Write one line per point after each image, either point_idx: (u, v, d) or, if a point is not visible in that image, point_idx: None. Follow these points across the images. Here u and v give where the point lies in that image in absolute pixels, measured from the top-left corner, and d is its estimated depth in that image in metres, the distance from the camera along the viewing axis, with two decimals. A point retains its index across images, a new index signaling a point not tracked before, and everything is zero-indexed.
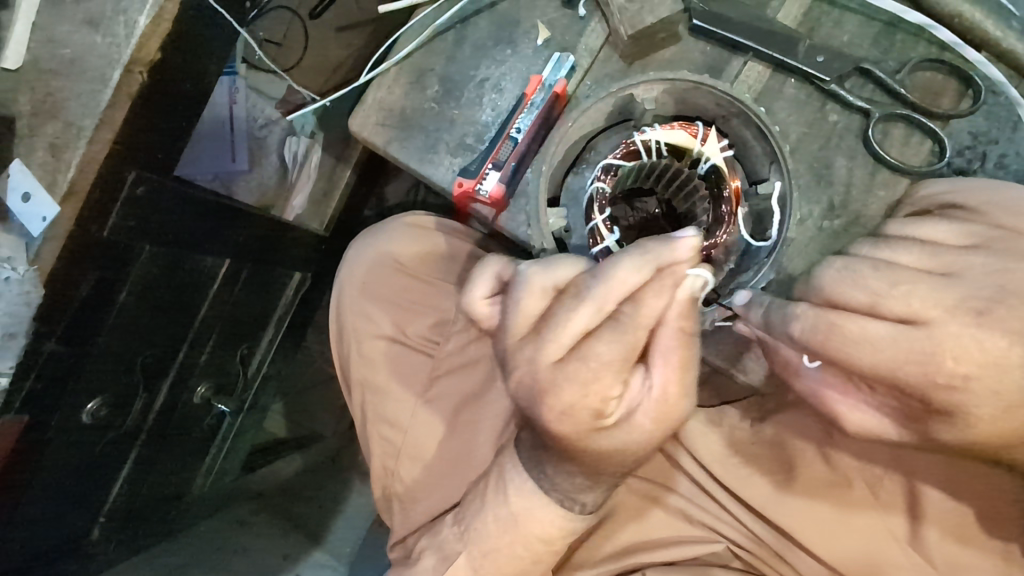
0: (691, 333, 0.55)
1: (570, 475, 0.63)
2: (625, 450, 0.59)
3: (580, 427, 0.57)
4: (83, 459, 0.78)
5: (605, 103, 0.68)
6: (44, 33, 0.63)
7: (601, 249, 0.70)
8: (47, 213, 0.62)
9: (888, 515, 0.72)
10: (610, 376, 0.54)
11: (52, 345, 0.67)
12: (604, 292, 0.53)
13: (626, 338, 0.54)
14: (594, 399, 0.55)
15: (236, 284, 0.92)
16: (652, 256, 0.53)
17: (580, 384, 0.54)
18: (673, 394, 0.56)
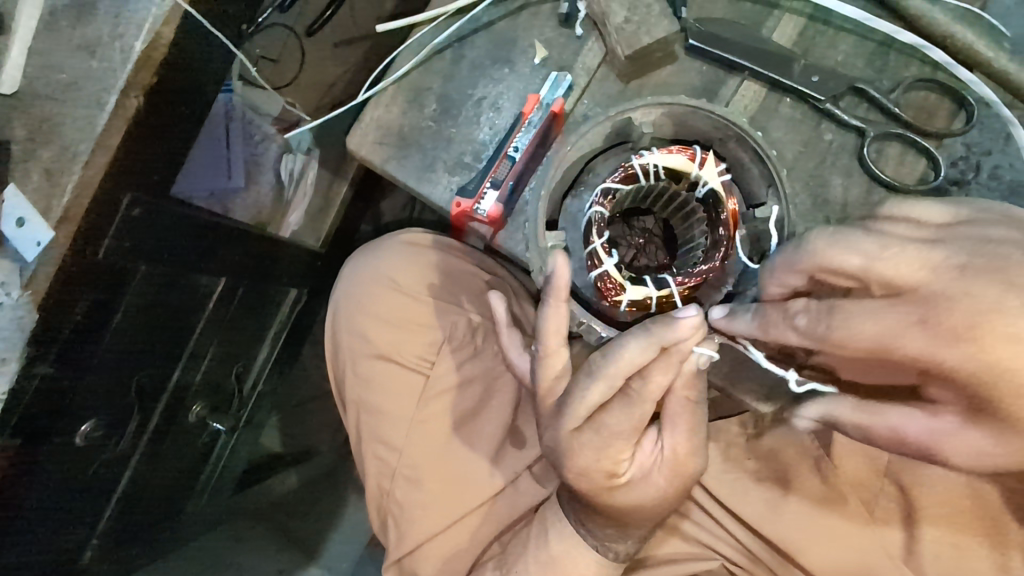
0: (698, 400, 0.61)
1: (604, 524, 0.67)
2: (643, 507, 0.64)
3: (598, 488, 0.63)
4: (76, 483, 0.76)
5: (602, 126, 0.69)
6: (40, 58, 0.62)
7: (602, 274, 0.66)
8: (42, 238, 0.60)
9: (881, 532, 0.70)
10: (621, 443, 0.60)
11: (45, 368, 0.65)
12: (612, 372, 0.56)
13: (636, 411, 0.59)
14: (606, 463, 0.61)
15: (232, 302, 0.90)
16: (654, 336, 0.55)
17: (593, 452, 0.61)
18: (684, 453, 0.61)
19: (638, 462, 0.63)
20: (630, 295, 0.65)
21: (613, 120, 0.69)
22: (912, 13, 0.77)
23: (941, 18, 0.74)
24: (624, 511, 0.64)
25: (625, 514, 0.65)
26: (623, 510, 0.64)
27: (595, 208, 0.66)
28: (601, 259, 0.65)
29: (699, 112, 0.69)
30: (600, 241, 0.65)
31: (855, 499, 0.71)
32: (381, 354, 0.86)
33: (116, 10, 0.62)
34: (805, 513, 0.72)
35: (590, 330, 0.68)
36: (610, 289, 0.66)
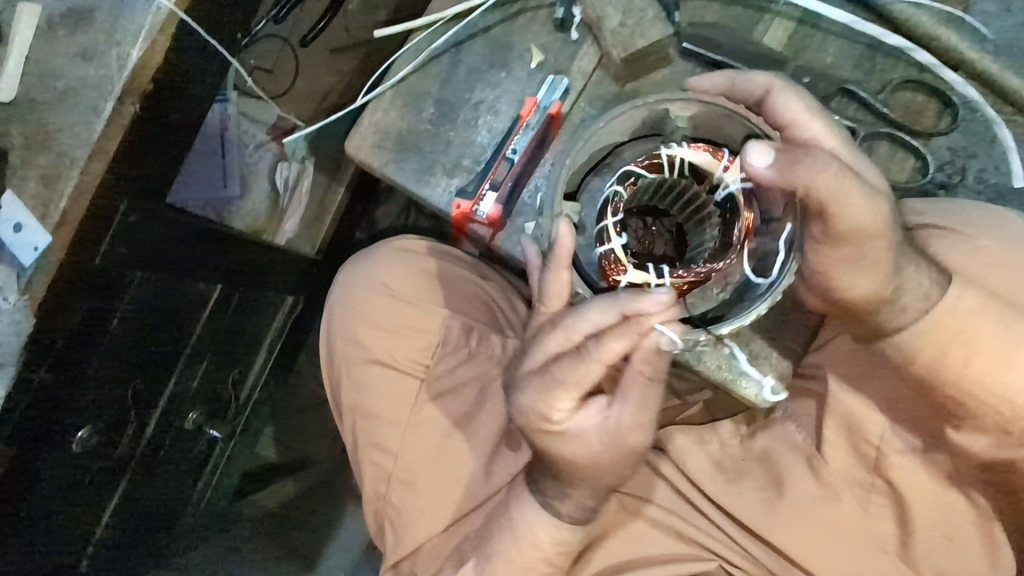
0: (655, 377, 0.60)
1: (557, 487, 0.68)
2: (581, 463, 0.65)
3: (535, 428, 0.65)
4: (71, 491, 0.75)
5: (626, 111, 0.59)
6: (38, 66, 0.63)
7: (606, 253, 0.56)
8: (39, 244, 0.61)
9: (875, 526, 0.70)
10: (562, 395, 0.61)
11: (41, 375, 0.65)
12: (573, 323, 0.57)
13: (581, 370, 0.59)
14: (545, 408, 0.62)
15: (228, 309, 0.90)
16: (618, 301, 0.54)
17: (538, 394, 0.62)
18: (629, 421, 0.62)
19: (580, 417, 0.64)
20: (629, 278, 0.56)
21: (647, 108, 0.59)
22: (901, 18, 0.79)
23: (925, 22, 0.79)
24: (566, 466, 0.66)
25: (568, 467, 0.66)
26: (567, 464, 0.66)
27: (613, 185, 0.56)
28: (609, 237, 0.56)
29: (735, 118, 0.59)
30: (611, 220, 0.55)
31: (849, 496, 0.71)
32: (375, 359, 0.86)
33: (112, 19, 0.63)
34: (798, 511, 0.72)
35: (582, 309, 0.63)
36: (609, 268, 0.57)
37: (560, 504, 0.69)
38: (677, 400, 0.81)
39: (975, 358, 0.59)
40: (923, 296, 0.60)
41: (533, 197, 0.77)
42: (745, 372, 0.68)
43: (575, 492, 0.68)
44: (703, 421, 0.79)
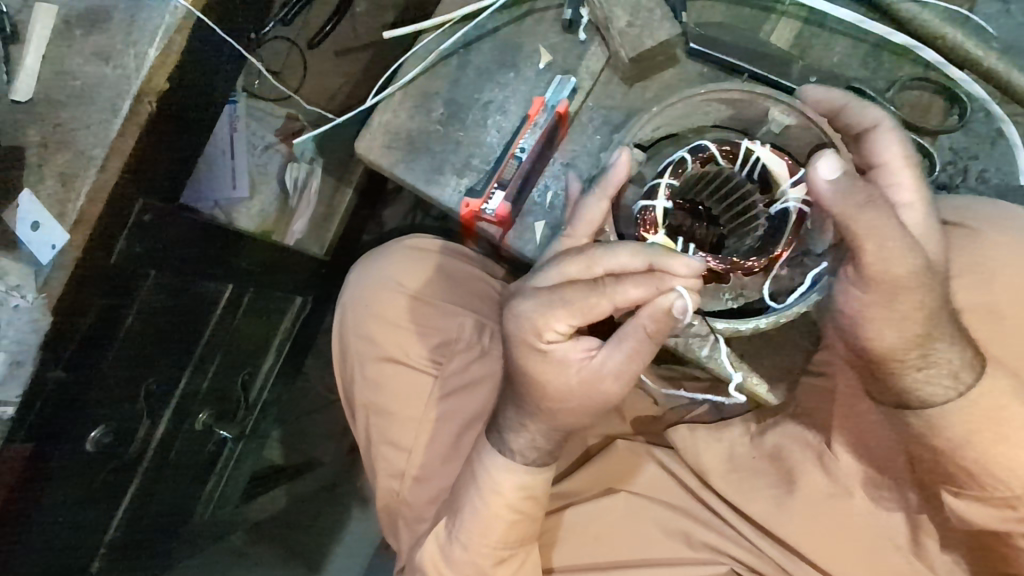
0: (653, 340, 0.57)
1: (521, 428, 0.67)
2: (552, 399, 0.62)
3: (523, 343, 0.60)
4: (84, 489, 0.75)
5: (698, 98, 0.62)
6: (55, 66, 0.63)
7: (647, 208, 0.60)
8: (56, 241, 0.61)
9: (887, 523, 0.70)
10: (562, 316, 0.57)
11: (56, 372, 0.65)
12: (598, 253, 0.55)
13: (586, 302, 0.56)
14: (542, 325, 0.58)
15: (239, 308, 0.90)
16: (651, 250, 0.53)
17: (538, 306, 0.58)
18: (612, 370, 0.60)
19: (567, 347, 0.61)
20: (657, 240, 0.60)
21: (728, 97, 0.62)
22: (903, 16, 0.80)
23: (929, 20, 0.79)
24: (540, 397, 0.63)
25: (539, 402, 0.64)
26: (538, 395, 0.63)
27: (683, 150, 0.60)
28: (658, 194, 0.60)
29: (828, 142, 0.59)
30: (668, 177, 0.59)
31: (862, 493, 0.71)
32: (387, 356, 0.86)
33: (129, 19, 0.63)
34: (812, 508, 0.72)
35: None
36: (642, 225, 0.60)
37: (518, 442, 0.67)
38: (689, 399, 0.83)
39: (1007, 440, 0.57)
40: (951, 373, 0.58)
41: (542, 196, 0.77)
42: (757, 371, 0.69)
43: (535, 437, 0.67)
44: (713, 421, 0.79)
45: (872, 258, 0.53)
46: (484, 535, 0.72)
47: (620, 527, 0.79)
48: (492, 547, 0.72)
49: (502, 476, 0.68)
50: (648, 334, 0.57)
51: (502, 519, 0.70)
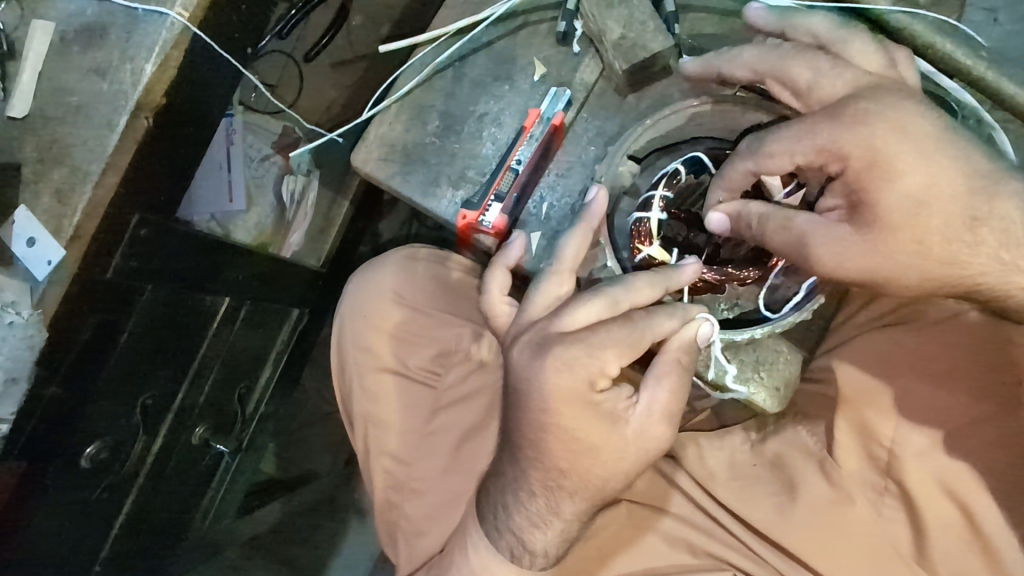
0: (687, 367, 0.61)
1: (540, 524, 0.65)
2: (599, 464, 0.60)
3: (575, 398, 0.58)
4: (78, 505, 0.75)
5: (690, 111, 0.69)
6: (52, 82, 0.63)
7: (641, 221, 0.68)
8: (52, 258, 0.61)
9: (891, 530, 0.69)
10: (614, 356, 0.57)
11: (53, 389, 0.65)
12: (620, 293, 0.58)
13: (633, 337, 0.57)
14: (595, 367, 0.57)
15: (236, 322, 0.90)
16: (663, 277, 0.60)
17: (580, 349, 0.57)
18: (659, 411, 0.60)
19: (614, 397, 0.59)
20: (651, 250, 0.68)
21: (719, 112, 0.70)
22: (897, 25, 0.77)
23: (923, 31, 0.77)
24: (563, 487, 0.62)
25: (580, 479, 0.61)
26: (584, 466, 0.60)
27: (677, 162, 0.70)
28: (653, 207, 0.69)
29: None
30: (662, 190, 0.69)
31: (862, 499, 0.70)
32: (388, 367, 0.86)
33: (126, 35, 0.63)
34: (813, 516, 0.71)
35: (594, 257, 0.69)
36: (636, 237, 0.69)
37: (544, 536, 0.66)
38: (686, 407, 0.81)
39: None
40: None
41: (537, 207, 0.78)
42: (751, 377, 0.71)
43: (557, 531, 0.65)
44: (714, 429, 0.79)
45: (777, 246, 0.59)
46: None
47: (622, 540, 0.78)
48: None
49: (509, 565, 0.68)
50: (686, 367, 0.60)
51: None
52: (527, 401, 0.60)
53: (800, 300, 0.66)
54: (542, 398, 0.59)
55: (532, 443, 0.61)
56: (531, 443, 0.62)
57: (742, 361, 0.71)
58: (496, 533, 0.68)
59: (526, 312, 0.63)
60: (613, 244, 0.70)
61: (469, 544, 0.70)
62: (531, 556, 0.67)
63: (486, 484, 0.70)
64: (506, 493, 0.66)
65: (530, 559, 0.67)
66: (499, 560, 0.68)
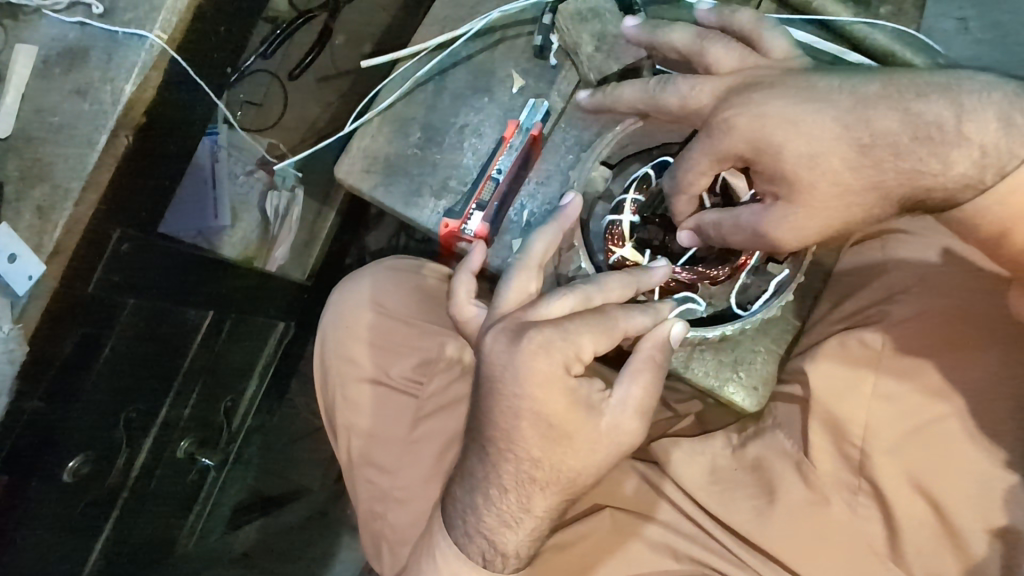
0: (661, 363, 0.62)
1: (509, 524, 0.66)
2: (572, 454, 0.61)
3: (553, 381, 0.58)
4: (61, 520, 0.75)
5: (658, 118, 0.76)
6: (35, 103, 0.65)
7: (614, 223, 0.72)
8: (34, 273, 0.62)
9: (866, 529, 0.70)
10: (590, 341, 0.58)
11: (34, 404, 0.65)
12: (591, 288, 0.61)
13: (608, 325, 0.59)
14: (570, 353, 0.58)
15: (220, 335, 0.91)
16: (635, 279, 0.63)
17: (554, 334, 0.58)
18: (633, 407, 0.61)
19: (589, 394, 0.60)
20: (624, 252, 0.71)
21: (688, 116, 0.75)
22: (856, 35, 0.81)
23: (879, 39, 0.81)
24: (530, 483, 0.63)
25: (552, 470, 0.62)
26: (557, 455, 0.61)
27: (647, 168, 0.73)
28: (625, 211, 0.72)
29: None
30: (633, 194, 0.72)
31: (837, 499, 0.71)
32: (372, 376, 0.87)
33: (107, 57, 0.65)
34: (790, 517, 0.71)
35: (570, 259, 0.73)
36: (610, 239, 0.72)
37: (513, 535, 0.66)
38: (670, 413, 0.84)
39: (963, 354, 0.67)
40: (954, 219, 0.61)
41: (519, 215, 0.80)
42: (731, 377, 0.77)
43: (526, 530, 0.66)
44: (697, 434, 0.81)
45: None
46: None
47: (604, 546, 0.78)
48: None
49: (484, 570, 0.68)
50: (657, 364, 0.62)
51: None
52: (502, 387, 0.61)
53: (768, 298, 0.72)
54: (517, 383, 0.59)
55: (501, 438, 0.62)
56: (503, 434, 0.62)
57: (720, 359, 0.77)
58: (465, 538, 0.68)
59: (496, 306, 0.64)
60: (589, 248, 0.73)
61: (438, 553, 0.70)
62: (503, 558, 0.68)
63: (451, 491, 0.70)
64: (473, 496, 0.67)
65: (501, 562, 0.68)
66: (470, 566, 0.68)
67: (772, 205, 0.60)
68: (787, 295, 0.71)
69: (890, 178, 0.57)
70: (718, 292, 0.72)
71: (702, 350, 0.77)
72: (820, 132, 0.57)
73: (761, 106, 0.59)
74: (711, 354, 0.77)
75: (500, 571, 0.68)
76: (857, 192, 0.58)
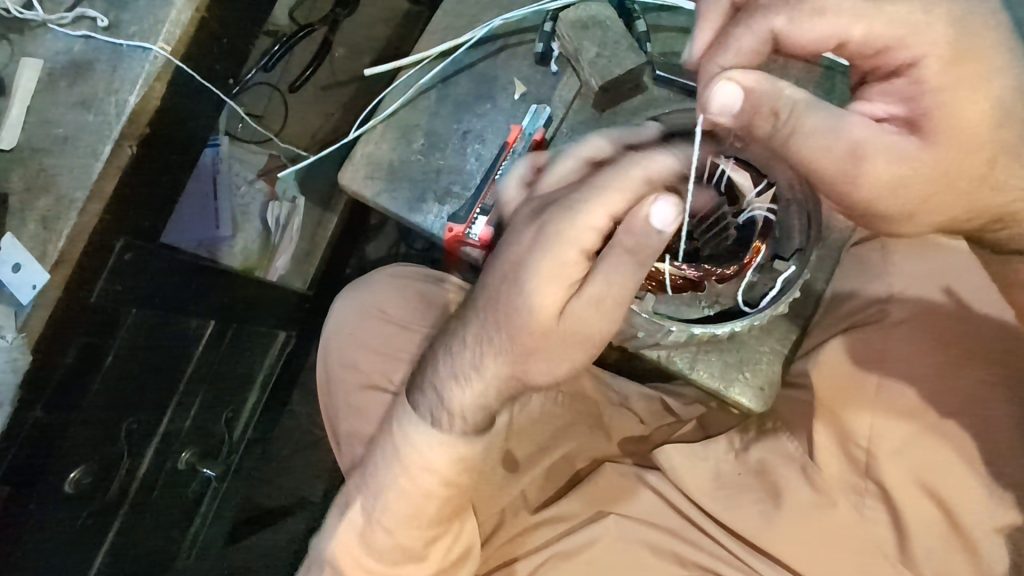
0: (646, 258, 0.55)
1: (460, 380, 0.64)
2: (528, 313, 0.59)
3: (544, 238, 0.58)
4: (62, 533, 0.75)
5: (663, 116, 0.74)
6: (39, 115, 0.65)
7: None
8: (38, 282, 0.61)
9: (871, 532, 0.70)
10: (599, 202, 0.56)
11: (36, 414, 0.65)
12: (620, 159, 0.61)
13: (620, 181, 0.56)
14: (578, 213, 0.57)
15: (222, 343, 0.92)
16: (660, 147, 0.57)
17: (571, 197, 0.58)
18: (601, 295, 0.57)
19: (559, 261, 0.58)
20: None
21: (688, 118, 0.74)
22: None
23: None
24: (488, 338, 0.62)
25: (508, 325, 0.60)
26: (515, 311, 0.59)
27: None
28: None
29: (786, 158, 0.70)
30: None
31: (843, 500, 0.71)
32: (373, 383, 0.87)
33: (111, 69, 0.66)
34: (797, 521, 0.71)
35: None
36: None
37: (468, 397, 0.64)
38: (673, 418, 0.85)
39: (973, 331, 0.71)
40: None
41: None
42: (736, 379, 0.74)
43: (476, 393, 0.64)
44: (699, 439, 0.81)
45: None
46: (417, 513, 0.70)
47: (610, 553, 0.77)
48: (422, 523, 0.71)
49: (433, 447, 0.66)
50: (631, 251, 0.54)
51: (418, 497, 0.69)
52: (507, 243, 0.62)
53: (773, 296, 0.70)
54: (519, 238, 0.61)
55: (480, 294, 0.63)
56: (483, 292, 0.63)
57: (727, 361, 0.74)
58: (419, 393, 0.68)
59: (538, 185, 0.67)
60: None
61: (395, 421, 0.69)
62: (449, 418, 0.66)
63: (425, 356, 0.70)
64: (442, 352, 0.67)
65: (448, 423, 0.66)
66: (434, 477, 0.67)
67: (895, 137, 0.56)
68: (795, 293, 0.69)
69: (942, 189, 0.58)
70: (726, 289, 0.70)
71: (707, 350, 0.74)
72: (947, 178, 0.58)
73: (822, 141, 0.56)
74: (717, 356, 0.74)
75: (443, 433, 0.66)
76: (919, 169, 0.57)
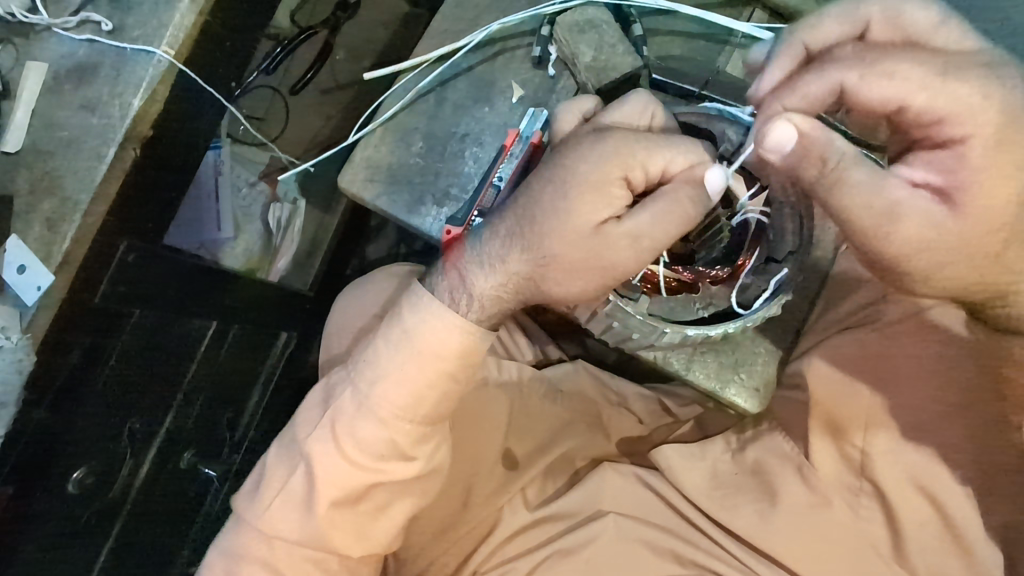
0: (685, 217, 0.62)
1: (488, 267, 0.66)
2: (568, 203, 0.61)
3: (609, 155, 0.61)
4: (65, 533, 0.75)
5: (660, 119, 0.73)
6: (44, 118, 0.66)
7: None
8: (42, 283, 0.62)
9: (865, 530, 0.71)
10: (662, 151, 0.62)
11: (40, 413, 0.65)
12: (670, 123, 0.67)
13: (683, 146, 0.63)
14: (643, 152, 0.62)
15: (224, 344, 0.93)
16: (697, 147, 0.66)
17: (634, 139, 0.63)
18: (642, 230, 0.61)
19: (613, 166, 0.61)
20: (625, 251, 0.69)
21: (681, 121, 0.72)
22: None
23: None
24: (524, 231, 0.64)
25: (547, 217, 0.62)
26: (559, 203, 0.61)
27: None
28: None
29: None
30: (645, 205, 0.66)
31: (839, 499, 0.71)
32: None
33: (115, 73, 0.67)
34: (794, 519, 0.72)
35: None
36: None
37: (489, 285, 0.66)
38: (671, 419, 0.87)
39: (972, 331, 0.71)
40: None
41: None
42: (732, 380, 0.75)
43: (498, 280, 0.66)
44: (698, 439, 0.82)
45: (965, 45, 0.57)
46: (413, 406, 0.71)
47: None
48: (417, 415, 0.72)
49: (448, 325, 0.67)
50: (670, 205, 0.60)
51: (426, 385, 0.70)
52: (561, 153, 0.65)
53: (768, 296, 0.70)
54: (577, 150, 0.63)
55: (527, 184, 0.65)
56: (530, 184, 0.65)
57: (723, 363, 0.75)
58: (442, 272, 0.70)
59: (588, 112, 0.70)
60: None
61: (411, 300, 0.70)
62: (467, 301, 0.68)
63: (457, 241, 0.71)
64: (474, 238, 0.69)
65: (465, 306, 0.68)
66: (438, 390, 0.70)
67: (923, 191, 0.56)
68: (787, 295, 0.70)
69: (966, 254, 0.57)
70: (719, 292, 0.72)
71: (702, 352, 0.75)
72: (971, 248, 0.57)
73: (860, 189, 0.55)
74: (713, 358, 0.76)
75: (458, 315, 0.68)
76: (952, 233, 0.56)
